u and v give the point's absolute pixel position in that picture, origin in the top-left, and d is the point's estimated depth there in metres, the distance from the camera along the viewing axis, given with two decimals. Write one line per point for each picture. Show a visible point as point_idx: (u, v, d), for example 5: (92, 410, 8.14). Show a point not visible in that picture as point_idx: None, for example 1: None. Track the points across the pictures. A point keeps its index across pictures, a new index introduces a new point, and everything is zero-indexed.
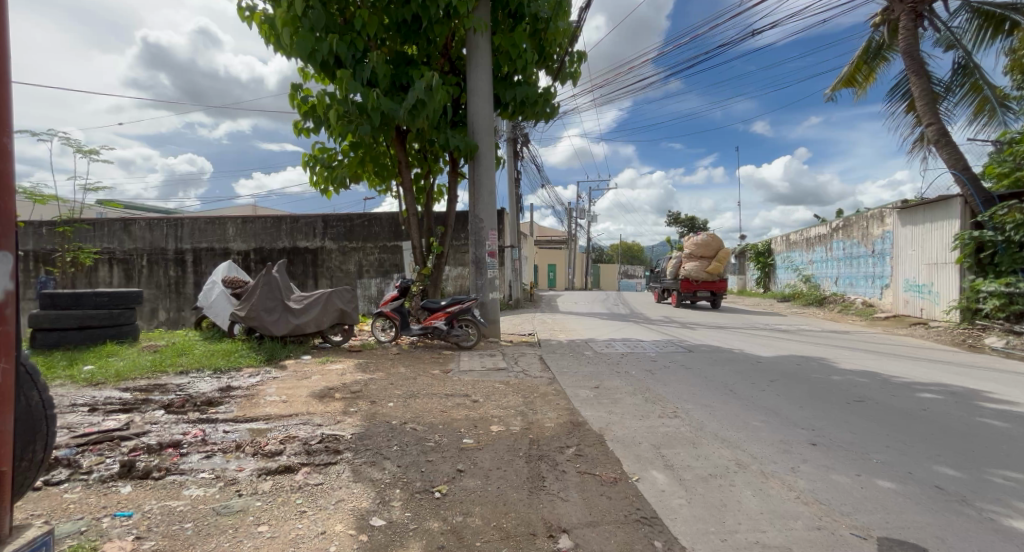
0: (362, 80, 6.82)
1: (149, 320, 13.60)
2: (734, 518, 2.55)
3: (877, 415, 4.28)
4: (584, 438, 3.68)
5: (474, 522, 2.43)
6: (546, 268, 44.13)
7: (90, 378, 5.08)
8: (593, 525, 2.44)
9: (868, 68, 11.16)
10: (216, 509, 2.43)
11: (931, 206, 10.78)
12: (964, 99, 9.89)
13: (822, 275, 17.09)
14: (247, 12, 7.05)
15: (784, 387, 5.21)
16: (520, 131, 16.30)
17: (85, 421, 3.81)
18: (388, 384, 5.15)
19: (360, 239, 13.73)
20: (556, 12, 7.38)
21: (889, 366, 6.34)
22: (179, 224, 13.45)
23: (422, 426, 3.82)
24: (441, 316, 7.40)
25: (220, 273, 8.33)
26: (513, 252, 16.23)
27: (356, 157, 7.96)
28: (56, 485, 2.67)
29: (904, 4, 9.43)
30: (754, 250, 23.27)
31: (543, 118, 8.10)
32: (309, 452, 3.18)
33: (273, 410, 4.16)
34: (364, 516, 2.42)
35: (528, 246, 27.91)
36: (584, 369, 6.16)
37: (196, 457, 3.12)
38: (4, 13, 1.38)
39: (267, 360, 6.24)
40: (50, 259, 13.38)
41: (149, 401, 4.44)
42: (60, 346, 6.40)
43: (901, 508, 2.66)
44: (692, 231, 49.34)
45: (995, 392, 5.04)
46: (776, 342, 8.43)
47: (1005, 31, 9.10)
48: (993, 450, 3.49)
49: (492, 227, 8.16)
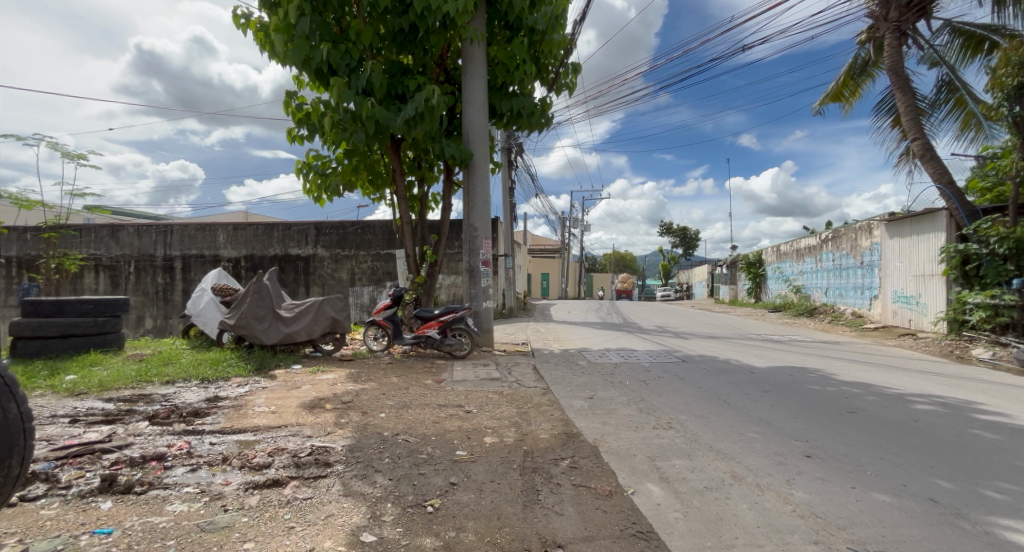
0: (356, 89, 6.83)
1: (136, 328, 13.43)
2: (731, 532, 2.50)
3: (868, 426, 4.27)
4: (578, 450, 3.62)
5: (466, 537, 2.37)
6: (539, 277, 44.11)
7: (73, 388, 4.95)
8: (588, 540, 2.38)
9: (854, 84, 11.36)
10: (201, 525, 2.35)
11: (918, 219, 10.91)
12: (950, 114, 10.06)
13: (812, 285, 17.28)
14: (242, 20, 7.04)
15: (777, 398, 5.18)
16: (514, 141, 16.42)
17: (66, 433, 3.70)
18: (380, 394, 5.07)
19: (353, 247, 13.63)
20: (552, 25, 7.36)
21: (883, 378, 6.30)
22: (169, 230, 13.32)
23: (415, 437, 3.75)
24: (434, 325, 7.32)
25: (209, 281, 8.20)
26: (507, 260, 16.15)
27: (350, 165, 7.94)
28: (32, 500, 2.57)
29: (888, 23, 9.59)
30: (744, 260, 23.43)
31: (538, 129, 8.06)
32: (298, 465, 3.11)
33: (263, 421, 4.07)
34: (355, 532, 2.35)
35: (522, 252, 27.77)
36: (578, 379, 6.11)
37: (181, 469, 3.04)
38: None
39: (256, 370, 6.14)
40: (33, 265, 13.15)
41: (133, 412, 4.31)
42: (41, 355, 6.24)
43: (897, 522, 2.62)
44: (684, 243, 49.79)
45: (986, 404, 5.04)
46: (769, 353, 8.35)
47: (985, 50, 9.28)
48: (985, 462, 3.48)
49: (486, 235, 8.11)
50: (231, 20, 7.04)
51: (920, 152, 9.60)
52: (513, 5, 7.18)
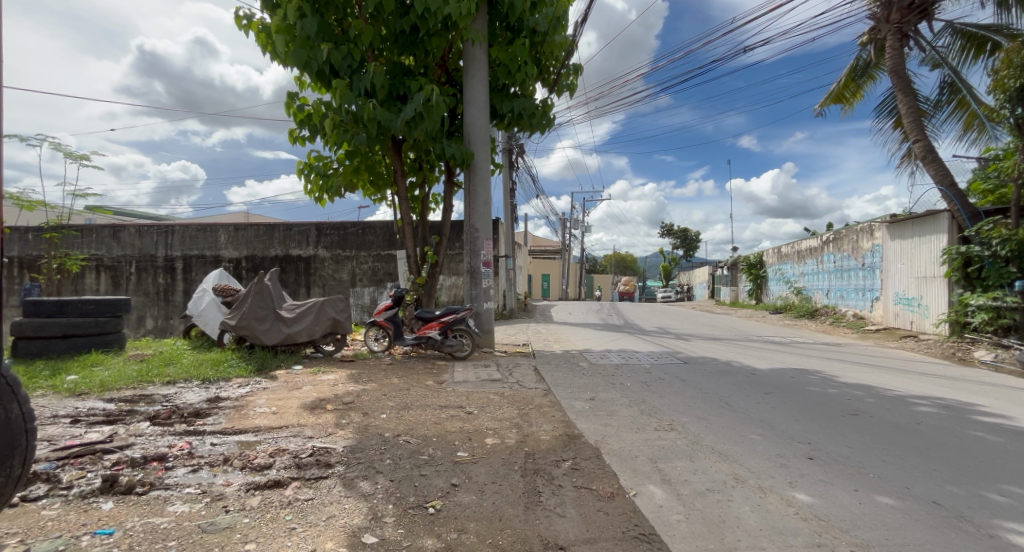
0: (358, 90, 6.83)
1: (137, 328, 13.43)
2: (734, 534, 2.49)
3: (871, 428, 4.26)
4: (579, 451, 3.61)
5: (468, 539, 2.36)
6: (539, 278, 44.07)
7: (74, 389, 4.95)
8: (590, 542, 2.37)
9: (855, 85, 11.35)
10: (202, 526, 2.35)
11: (919, 220, 10.90)
12: (952, 115, 10.04)
13: (814, 287, 17.25)
14: (244, 20, 7.05)
15: (779, 400, 5.16)
16: (515, 141, 16.43)
17: (67, 433, 3.70)
18: (380, 395, 5.06)
19: (354, 247, 13.64)
20: (553, 26, 7.38)
21: (885, 379, 6.28)
22: (171, 230, 13.34)
23: (416, 438, 3.75)
24: (435, 326, 7.31)
25: (210, 282, 8.20)
26: (507, 261, 16.14)
27: (352, 166, 7.94)
28: (33, 501, 2.57)
29: (890, 25, 9.59)
30: (745, 262, 23.35)
31: (539, 130, 8.07)
32: (299, 466, 3.10)
33: (263, 421, 4.07)
34: (356, 533, 2.34)
35: (522, 253, 27.63)
36: (579, 380, 6.10)
37: (182, 470, 3.03)
38: None
39: (257, 371, 6.13)
40: (35, 265, 13.17)
41: (134, 412, 4.31)
42: (42, 355, 6.24)
43: (900, 525, 2.62)
44: (684, 244, 49.72)
45: (988, 406, 5.02)
46: (771, 354, 8.34)
47: (987, 51, 9.28)
48: (989, 464, 3.47)
49: (487, 236, 8.10)
50: (233, 21, 7.05)
51: (922, 154, 9.59)
52: (515, 6, 7.17)
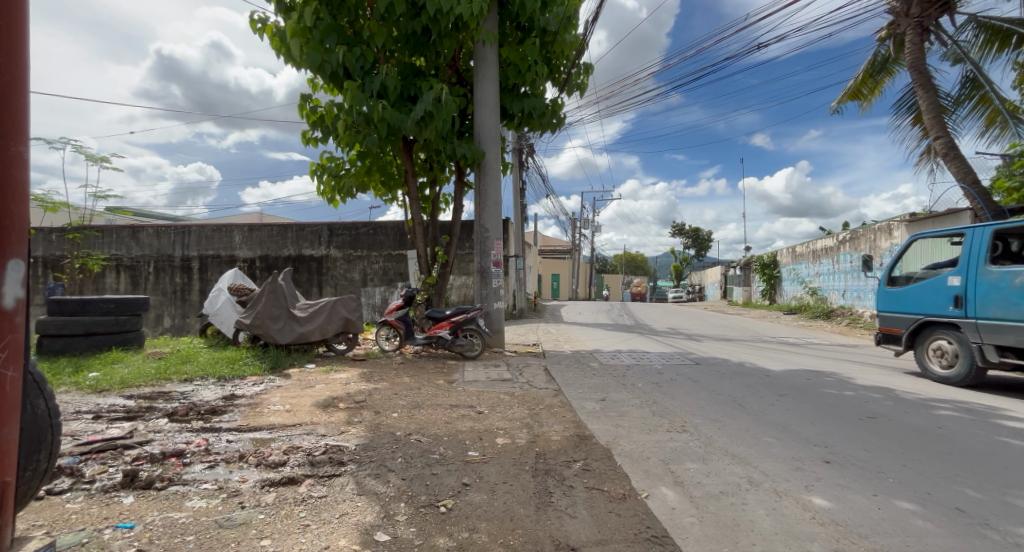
0: (370, 91, 6.88)
1: (155, 327, 13.66)
2: (748, 538, 2.48)
3: (888, 432, 4.20)
4: (590, 452, 3.62)
5: (480, 538, 2.39)
6: (550, 278, 44.02)
7: (96, 385, 5.06)
8: (602, 544, 2.38)
9: (873, 81, 11.20)
10: (219, 521, 2.39)
11: (940, 220, 10.73)
12: (973, 111, 9.87)
13: (829, 287, 17.01)
14: (259, 24, 7.15)
15: (793, 403, 5.12)
16: (526, 141, 16.44)
17: (89, 429, 3.78)
18: (392, 394, 5.11)
19: (366, 247, 13.75)
20: (564, 25, 7.38)
21: (902, 382, 6.19)
22: (188, 231, 13.56)
23: (427, 437, 3.78)
24: (446, 325, 7.36)
25: (226, 281, 8.32)
26: (518, 261, 16.15)
27: (363, 166, 8.00)
28: (58, 495, 2.63)
29: (909, 19, 9.43)
30: (758, 262, 23.10)
31: (550, 129, 8.07)
32: (313, 463, 3.15)
33: (278, 419, 4.13)
34: (369, 531, 2.38)
35: (533, 254, 27.59)
36: (590, 381, 6.09)
37: (199, 467, 3.09)
38: (23, 47, 1.59)
39: (271, 369, 6.21)
40: (58, 265, 13.45)
41: (153, 409, 4.40)
42: (64, 353, 6.38)
43: (921, 531, 2.58)
44: (696, 243, 49.31)
45: (1011, 411, 4.92)
46: (784, 355, 8.25)
47: (1012, 45, 9.11)
48: (1011, 470, 3.41)
49: (498, 236, 8.11)
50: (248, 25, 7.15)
51: (942, 152, 9.42)
52: (525, 6, 7.17)
